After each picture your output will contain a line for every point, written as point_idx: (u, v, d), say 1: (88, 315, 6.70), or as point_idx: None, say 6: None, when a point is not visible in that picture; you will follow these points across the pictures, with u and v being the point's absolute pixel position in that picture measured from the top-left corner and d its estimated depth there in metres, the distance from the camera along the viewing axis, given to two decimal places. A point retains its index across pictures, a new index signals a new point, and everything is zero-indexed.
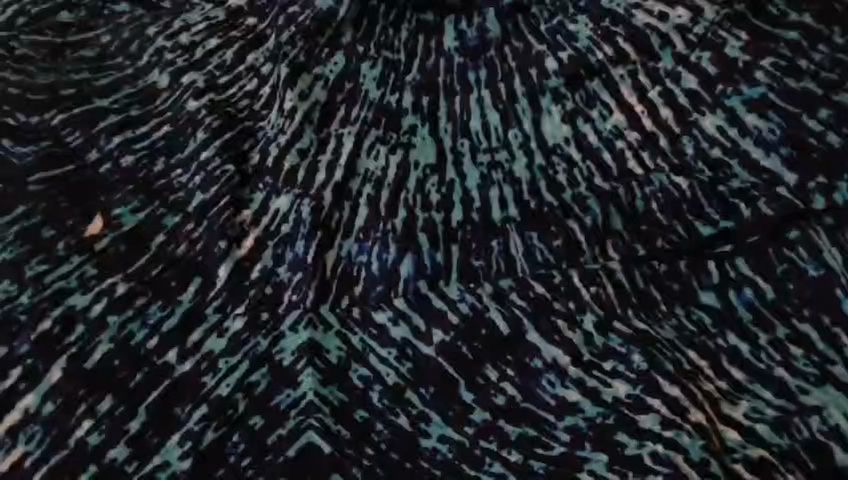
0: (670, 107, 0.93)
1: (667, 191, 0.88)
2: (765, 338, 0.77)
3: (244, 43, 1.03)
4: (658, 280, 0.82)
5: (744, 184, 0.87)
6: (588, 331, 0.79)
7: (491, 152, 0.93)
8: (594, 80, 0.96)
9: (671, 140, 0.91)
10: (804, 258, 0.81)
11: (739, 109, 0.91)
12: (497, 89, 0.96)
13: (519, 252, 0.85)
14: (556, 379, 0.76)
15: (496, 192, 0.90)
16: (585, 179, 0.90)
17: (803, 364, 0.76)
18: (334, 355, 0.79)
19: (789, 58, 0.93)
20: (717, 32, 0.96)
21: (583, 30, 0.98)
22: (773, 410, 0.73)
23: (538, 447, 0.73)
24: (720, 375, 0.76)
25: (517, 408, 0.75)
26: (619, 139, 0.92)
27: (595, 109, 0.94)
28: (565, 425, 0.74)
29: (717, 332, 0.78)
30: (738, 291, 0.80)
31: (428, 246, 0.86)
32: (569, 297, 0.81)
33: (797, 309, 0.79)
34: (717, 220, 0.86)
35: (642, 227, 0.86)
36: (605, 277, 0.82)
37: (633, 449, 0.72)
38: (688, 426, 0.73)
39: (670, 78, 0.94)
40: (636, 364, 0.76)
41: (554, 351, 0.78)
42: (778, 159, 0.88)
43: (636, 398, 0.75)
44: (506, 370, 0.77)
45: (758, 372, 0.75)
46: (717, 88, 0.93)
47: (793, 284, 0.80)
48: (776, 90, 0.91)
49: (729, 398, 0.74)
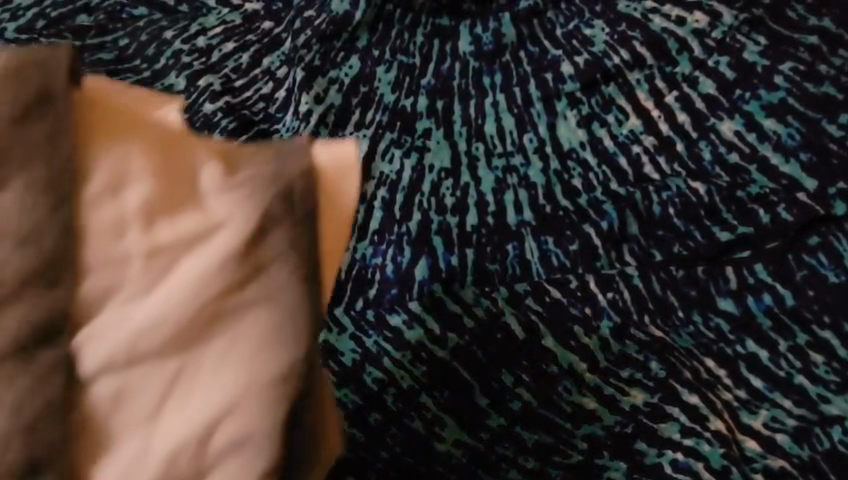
0: (688, 112, 0.93)
1: (683, 196, 0.87)
2: (785, 344, 0.77)
3: (262, 46, 1.05)
4: (675, 286, 0.81)
5: (762, 189, 0.87)
6: (605, 338, 0.77)
7: (507, 157, 0.92)
8: (610, 84, 0.96)
9: (688, 145, 0.91)
10: (824, 264, 0.82)
11: (757, 114, 0.91)
12: (512, 93, 0.97)
13: (535, 255, 0.83)
14: (573, 386, 0.76)
15: (512, 195, 0.87)
16: (601, 184, 0.89)
17: (825, 371, 0.76)
18: (348, 357, 0.77)
19: (809, 63, 0.95)
20: (736, 36, 0.97)
21: (599, 34, 1.00)
22: (795, 420, 0.73)
23: (556, 454, 0.74)
24: (739, 382, 0.76)
25: (532, 414, 0.75)
26: (636, 143, 0.92)
27: (611, 114, 0.94)
28: (583, 433, 0.75)
29: (735, 338, 0.78)
30: (756, 296, 0.80)
31: (443, 248, 0.82)
32: (586, 302, 0.79)
33: (817, 315, 0.79)
34: (735, 225, 0.85)
35: (658, 232, 0.85)
36: (622, 281, 0.81)
37: (653, 458, 0.73)
38: (709, 434, 0.72)
39: (687, 82, 0.95)
40: (655, 372, 0.76)
41: (571, 357, 0.76)
42: (797, 164, 0.88)
43: (656, 406, 0.75)
44: (521, 375, 0.76)
45: (777, 380, 0.76)
46: (736, 93, 0.93)
47: (814, 291, 0.80)
48: (795, 94, 0.92)
49: (748, 407, 0.74)
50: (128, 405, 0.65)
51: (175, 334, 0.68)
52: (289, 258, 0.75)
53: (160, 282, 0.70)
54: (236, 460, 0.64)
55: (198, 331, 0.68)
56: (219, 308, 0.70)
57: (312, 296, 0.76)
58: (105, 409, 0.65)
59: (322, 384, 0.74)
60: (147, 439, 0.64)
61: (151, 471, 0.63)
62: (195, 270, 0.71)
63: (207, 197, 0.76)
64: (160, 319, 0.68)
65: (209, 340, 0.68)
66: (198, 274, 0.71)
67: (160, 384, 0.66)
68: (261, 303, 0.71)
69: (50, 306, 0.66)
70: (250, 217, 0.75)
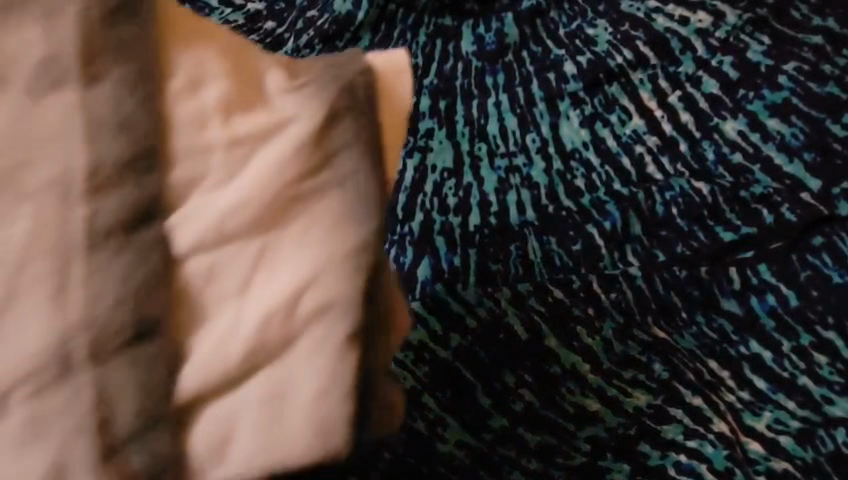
0: (691, 111, 0.93)
1: (687, 196, 0.87)
2: (789, 345, 0.80)
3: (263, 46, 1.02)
4: (678, 286, 0.81)
5: (766, 189, 0.87)
6: (608, 338, 0.77)
7: (509, 157, 0.90)
8: (613, 84, 0.96)
9: (691, 144, 0.91)
10: (828, 264, 0.84)
11: (761, 114, 0.92)
12: (515, 93, 0.95)
13: (538, 255, 0.82)
14: (576, 387, 0.75)
15: (514, 196, 0.86)
16: (604, 184, 0.89)
17: (828, 372, 0.79)
18: None
19: (813, 62, 0.96)
20: (739, 36, 0.97)
21: (602, 34, 0.99)
22: (798, 421, 0.77)
23: (559, 456, 0.74)
24: (743, 384, 0.78)
25: (534, 415, 0.74)
26: (639, 143, 0.91)
27: (613, 114, 0.93)
28: (586, 435, 0.74)
29: (739, 339, 0.80)
30: (760, 297, 0.82)
31: (446, 248, 0.81)
32: (589, 302, 0.79)
33: (821, 316, 0.82)
34: (739, 225, 0.85)
35: (661, 233, 0.85)
36: (625, 281, 0.80)
37: (656, 460, 0.74)
38: (713, 435, 0.75)
39: (690, 82, 0.95)
40: (657, 373, 0.77)
41: (574, 357, 0.76)
42: (801, 164, 0.89)
43: (659, 409, 0.76)
44: (523, 375, 0.75)
45: (781, 380, 0.78)
46: (739, 92, 0.94)
47: (817, 292, 0.83)
48: (800, 93, 0.93)
49: (752, 409, 0.77)
50: (207, 224, 0.62)
51: (255, 190, 0.64)
52: (357, 144, 0.70)
53: (233, 157, 0.66)
54: (318, 332, 0.62)
55: (278, 211, 0.65)
56: (293, 194, 0.65)
57: (377, 166, 0.70)
58: (196, 287, 0.61)
59: (392, 282, 0.68)
60: (239, 315, 0.61)
61: (240, 348, 0.60)
62: (262, 171, 0.65)
63: (274, 98, 0.71)
64: (243, 201, 0.64)
65: (275, 167, 0.66)
66: (266, 175, 0.65)
67: (233, 250, 0.63)
68: (336, 183, 0.67)
69: (140, 199, 0.61)
70: (313, 106, 0.69)
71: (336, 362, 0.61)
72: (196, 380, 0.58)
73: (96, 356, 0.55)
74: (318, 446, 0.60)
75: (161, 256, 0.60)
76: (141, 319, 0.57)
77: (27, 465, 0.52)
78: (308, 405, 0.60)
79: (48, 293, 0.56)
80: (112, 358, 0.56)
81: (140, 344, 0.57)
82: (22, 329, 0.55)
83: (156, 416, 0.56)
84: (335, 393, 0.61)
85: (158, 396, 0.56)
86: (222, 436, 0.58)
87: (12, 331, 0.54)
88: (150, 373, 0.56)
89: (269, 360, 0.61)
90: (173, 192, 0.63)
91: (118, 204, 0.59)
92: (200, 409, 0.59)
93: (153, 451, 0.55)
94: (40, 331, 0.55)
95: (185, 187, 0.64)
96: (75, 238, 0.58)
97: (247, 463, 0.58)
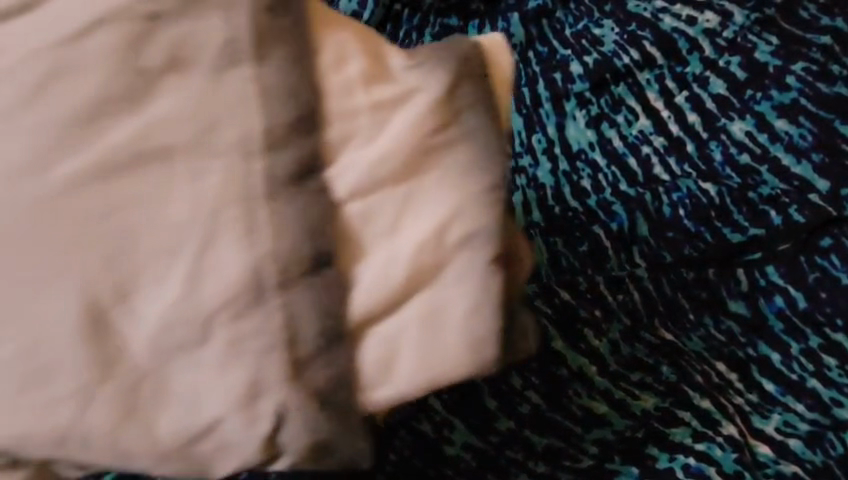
0: (697, 111, 0.91)
1: (694, 197, 0.86)
2: (798, 347, 0.81)
3: None
4: (686, 288, 0.81)
5: (774, 190, 0.87)
6: (615, 340, 0.77)
7: (514, 157, 0.87)
8: (619, 84, 0.92)
9: (698, 145, 0.89)
10: (835, 265, 0.84)
11: (769, 115, 0.91)
12: (520, 94, 0.91)
13: (544, 257, 0.81)
14: (583, 389, 0.75)
15: (519, 197, 0.84)
16: (611, 185, 0.87)
17: (838, 374, 0.80)
18: None
19: (822, 63, 0.94)
20: (747, 36, 0.95)
21: (609, 34, 0.94)
22: (807, 424, 0.78)
23: (565, 458, 0.73)
24: (751, 386, 0.79)
25: (541, 417, 0.73)
26: (646, 143, 0.89)
27: (620, 114, 0.90)
28: (593, 437, 0.74)
29: (746, 340, 0.81)
30: (768, 299, 0.82)
31: None
32: (596, 304, 0.78)
33: (830, 318, 0.82)
34: (747, 226, 0.84)
35: (669, 234, 0.84)
36: (632, 283, 0.80)
37: (665, 462, 0.73)
38: (720, 438, 0.74)
39: (697, 83, 0.92)
40: (664, 375, 0.76)
41: (580, 359, 0.76)
42: (809, 165, 0.89)
43: (666, 411, 0.75)
44: (530, 378, 0.74)
45: (790, 384, 0.79)
46: (747, 93, 0.92)
47: (826, 293, 0.83)
48: (809, 94, 0.92)
49: (759, 412, 0.78)
50: (376, 161, 0.52)
51: (400, 140, 0.53)
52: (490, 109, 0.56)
53: (380, 121, 0.53)
54: (468, 255, 0.52)
55: (415, 164, 0.52)
56: (428, 146, 0.53)
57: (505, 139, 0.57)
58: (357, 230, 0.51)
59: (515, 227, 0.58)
60: (392, 245, 0.51)
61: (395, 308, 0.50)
62: (402, 127, 0.53)
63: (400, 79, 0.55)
64: (388, 150, 0.52)
65: (407, 113, 0.54)
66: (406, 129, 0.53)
67: (398, 131, 0.53)
68: (465, 139, 0.54)
69: (303, 94, 0.51)
70: (441, 54, 0.56)
71: (484, 288, 0.51)
72: (369, 290, 0.50)
73: (283, 284, 0.48)
74: (478, 356, 0.51)
75: (326, 198, 0.50)
76: (318, 245, 0.49)
77: (227, 382, 0.46)
78: (461, 328, 0.51)
79: (237, 219, 0.48)
80: (298, 284, 0.48)
81: (321, 277, 0.49)
82: (222, 255, 0.47)
83: (331, 334, 0.48)
84: (489, 309, 0.51)
85: (334, 318, 0.48)
86: (385, 352, 0.50)
87: (158, 220, 0.47)
88: (328, 291, 0.49)
89: (428, 280, 0.51)
90: (325, 86, 0.53)
91: (283, 107, 0.50)
92: (363, 331, 0.50)
93: (333, 364, 0.48)
94: (237, 263, 0.47)
95: (344, 123, 0.52)
96: (255, 190, 0.49)
97: (412, 376, 0.49)
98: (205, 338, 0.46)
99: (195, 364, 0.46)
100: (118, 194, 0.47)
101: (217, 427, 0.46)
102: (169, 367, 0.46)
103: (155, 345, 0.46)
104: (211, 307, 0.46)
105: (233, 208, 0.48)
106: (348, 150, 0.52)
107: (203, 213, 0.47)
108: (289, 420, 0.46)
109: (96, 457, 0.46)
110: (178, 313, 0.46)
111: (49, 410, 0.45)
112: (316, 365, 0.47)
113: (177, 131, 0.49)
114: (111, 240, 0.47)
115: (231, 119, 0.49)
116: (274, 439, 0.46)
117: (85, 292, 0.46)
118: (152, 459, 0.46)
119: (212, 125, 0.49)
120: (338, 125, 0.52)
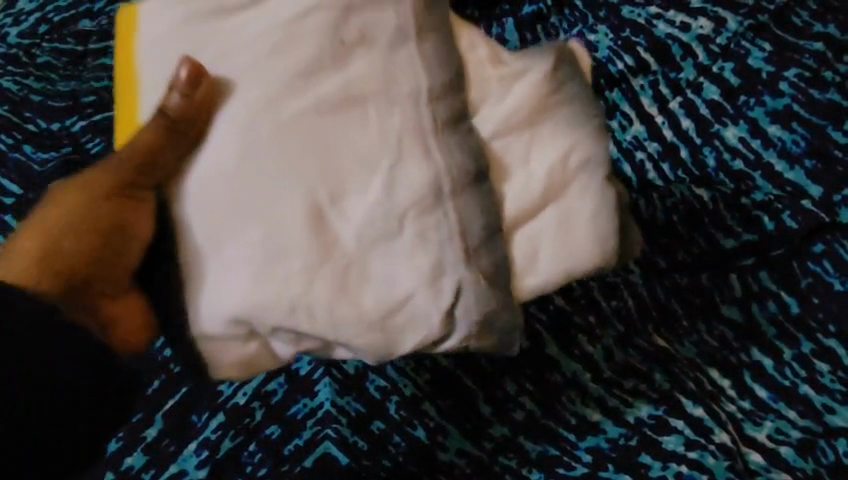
0: (693, 118, 0.89)
1: (688, 203, 0.85)
2: (790, 353, 0.80)
3: None
4: (679, 293, 0.82)
5: (767, 196, 0.86)
6: (609, 346, 0.78)
7: None
8: (614, 90, 0.90)
9: (692, 151, 0.88)
10: (828, 271, 0.83)
11: (762, 120, 0.88)
12: None
13: None
14: (577, 397, 0.76)
15: None
16: None
17: (830, 380, 0.79)
18: (351, 364, 0.77)
19: (815, 69, 0.90)
20: (740, 42, 0.91)
21: (603, 40, 0.92)
22: (799, 431, 0.77)
23: (559, 466, 0.74)
24: (743, 393, 0.79)
25: (536, 423, 0.76)
26: (640, 149, 0.89)
27: (614, 120, 0.90)
28: (586, 446, 0.75)
29: (739, 346, 0.81)
30: (760, 304, 0.82)
31: None
32: (590, 310, 0.79)
33: (821, 323, 0.81)
34: (740, 231, 0.85)
35: (663, 240, 0.84)
36: (627, 289, 0.80)
37: (657, 471, 0.73)
38: (713, 447, 0.74)
39: (691, 89, 0.90)
40: (658, 384, 0.76)
41: (574, 366, 0.77)
42: (802, 171, 0.87)
43: (659, 419, 0.75)
44: (524, 384, 0.77)
45: (783, 390, 0.79)
46: (741, 98, 0.89)
47: (818, 298, 0.82)
48: (800, 100, 0.89)
49: (751, 419, 0.78)
50: (511, 115, 0.66)
51: (521, 99, 0.66)
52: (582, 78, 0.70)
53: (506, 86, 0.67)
54: (586, 177, 0.65)
55: (536, 116, 0.66)
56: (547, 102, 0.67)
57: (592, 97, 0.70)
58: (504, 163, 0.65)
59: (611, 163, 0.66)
60: (527, 171, 0.65)
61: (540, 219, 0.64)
62: (526, 97, 0.66)
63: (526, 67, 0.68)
64: (516, 107, 0.66)
65: (526, 83, 0.67)
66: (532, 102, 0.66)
67: (521, 91, 0.67)
68: (570, 103, 0.67)
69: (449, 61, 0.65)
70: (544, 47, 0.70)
71: (601, 198, 0.65)
72: (515, 203, 0.64)
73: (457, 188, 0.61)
74: (600, 251, 0.64)
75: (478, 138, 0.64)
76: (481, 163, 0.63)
77: (414, 259, 0.60)
78: (589, 226, 0.64)
79: (417, 144, 0.62)
80: (466, 190, 0.62)
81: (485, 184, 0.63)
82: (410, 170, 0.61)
83: (493, 228, 0.62)
84: (606, 216, 0.65)
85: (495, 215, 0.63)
86: (530, 249, 0.64)
87: (352, 153, 0.61)
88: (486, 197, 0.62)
89: (557, 192, 0.65)
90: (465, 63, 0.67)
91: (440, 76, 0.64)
92: (513, 233, 0.64)
93: (494, 251, 0.62)
94: (421, 169, 0.61)
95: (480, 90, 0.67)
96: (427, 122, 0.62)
97: (549, 267, 0.64)
98: (396, 234, 0.60)
99: (391, 256, 0.60)
100: (330, 128, 0.61)
101: (408, 302, 0.60)
102: (369, 255, 0.60)
103: (358, 243, 0.60)
104: (404, 205, 0.60)
105: (412, 138, 0.62)
106: (485, 109, 0.66)
107: (392, 138, 0.61)
108: (466, 289, 0.60)
109: (315, 328, 0.59)
110: (374, 217, 0.60)
111: (285, 286, 0.59)
112: (483, 253, 0.61)
113: (368, 91, 0.63)
114: (318, 157, 0.60)
115: (407, 76, 0.63)
116: (452, 310, 0.60)
117: (306, 202, 0.60)
118: (356, 325, 0.60)
119: (395, 82, 0.63)
120: (476, 94, 0.66)
